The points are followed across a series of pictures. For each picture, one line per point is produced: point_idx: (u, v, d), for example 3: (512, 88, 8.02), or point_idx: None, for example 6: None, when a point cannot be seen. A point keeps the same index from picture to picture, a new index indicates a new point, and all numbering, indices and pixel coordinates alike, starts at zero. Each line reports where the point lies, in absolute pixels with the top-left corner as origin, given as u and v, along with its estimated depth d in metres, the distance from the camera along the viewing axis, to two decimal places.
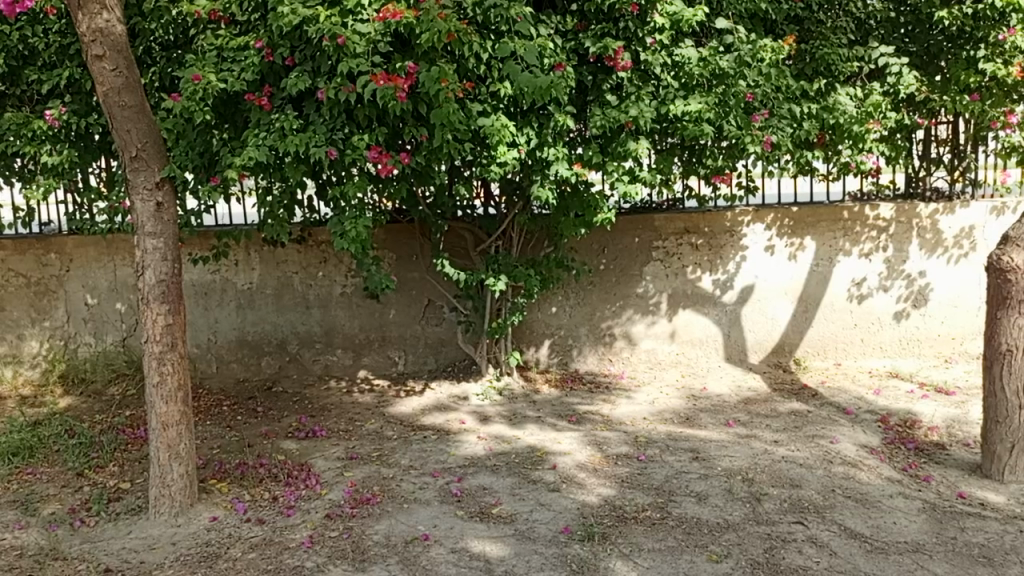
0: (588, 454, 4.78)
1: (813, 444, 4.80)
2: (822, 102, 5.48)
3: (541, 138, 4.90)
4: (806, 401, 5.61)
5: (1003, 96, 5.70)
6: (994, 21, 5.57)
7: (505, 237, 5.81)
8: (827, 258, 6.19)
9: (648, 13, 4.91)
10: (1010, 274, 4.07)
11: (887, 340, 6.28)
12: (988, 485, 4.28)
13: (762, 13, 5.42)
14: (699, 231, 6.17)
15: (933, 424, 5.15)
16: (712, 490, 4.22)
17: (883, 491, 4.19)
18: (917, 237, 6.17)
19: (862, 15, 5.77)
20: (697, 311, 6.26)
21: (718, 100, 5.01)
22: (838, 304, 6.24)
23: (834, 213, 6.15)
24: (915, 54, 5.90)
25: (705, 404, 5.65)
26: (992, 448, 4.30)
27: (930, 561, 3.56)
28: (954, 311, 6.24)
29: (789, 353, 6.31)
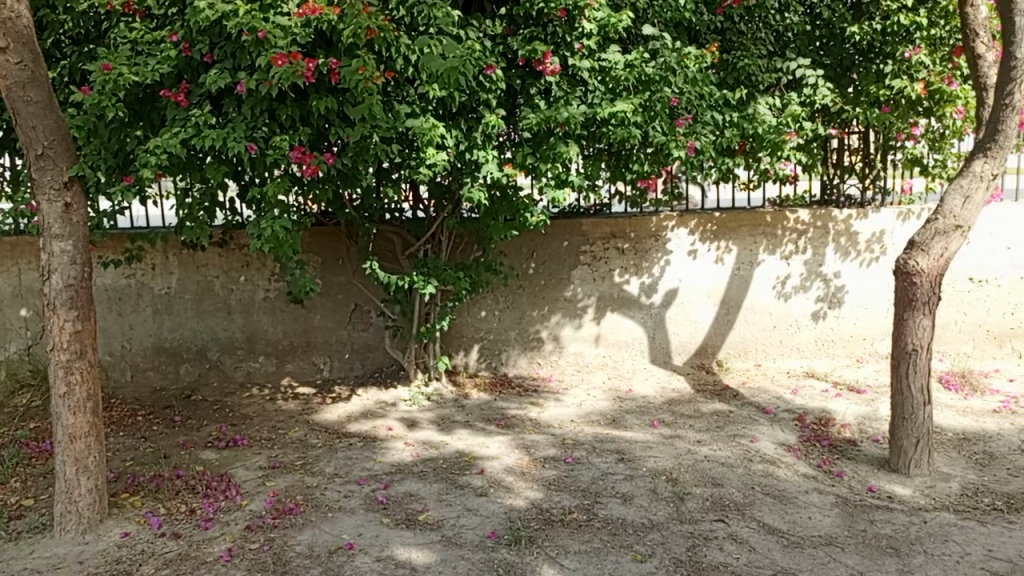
0: (516, 458, 4.78)
1: (734, 443, 4.92)
2: (742, 111, 5.63)
3: (471, 141, 4.92)
4: (727, 402, 5.76)
5: (908, 110, 5.92)
6: (901, 38, 5.83)
7: (433, 240, 5.78)
8: (747, 262, 6.37)
9: (576, 20, 4.92)
10: (915, 277, 4.25)
11: (804, 342, 6.50)
12: (896, 479, 4.47)
13: (687, 22, 5.56)
14: (625, 235, 6.27)
15: (846, 421, 5.36)
16: (638, 491, 4.29)
17: (800, 487, 4.33)
18: (833, 242, 6.40)
19: (780, 28, 5.97)
20: (623, 314, 6.36)
21: (643, 105, 5.09)
22: (759, 305, 6.43)
23: (755, 217, 6.33)
24: (830, 67, 6.11)
25: (631, 405, 5.74)
26: (899, 444, 4.49)
27: (842, 553, 3.68)
28: (866, 313, 6.50)
29: (712, 354, 6.47)
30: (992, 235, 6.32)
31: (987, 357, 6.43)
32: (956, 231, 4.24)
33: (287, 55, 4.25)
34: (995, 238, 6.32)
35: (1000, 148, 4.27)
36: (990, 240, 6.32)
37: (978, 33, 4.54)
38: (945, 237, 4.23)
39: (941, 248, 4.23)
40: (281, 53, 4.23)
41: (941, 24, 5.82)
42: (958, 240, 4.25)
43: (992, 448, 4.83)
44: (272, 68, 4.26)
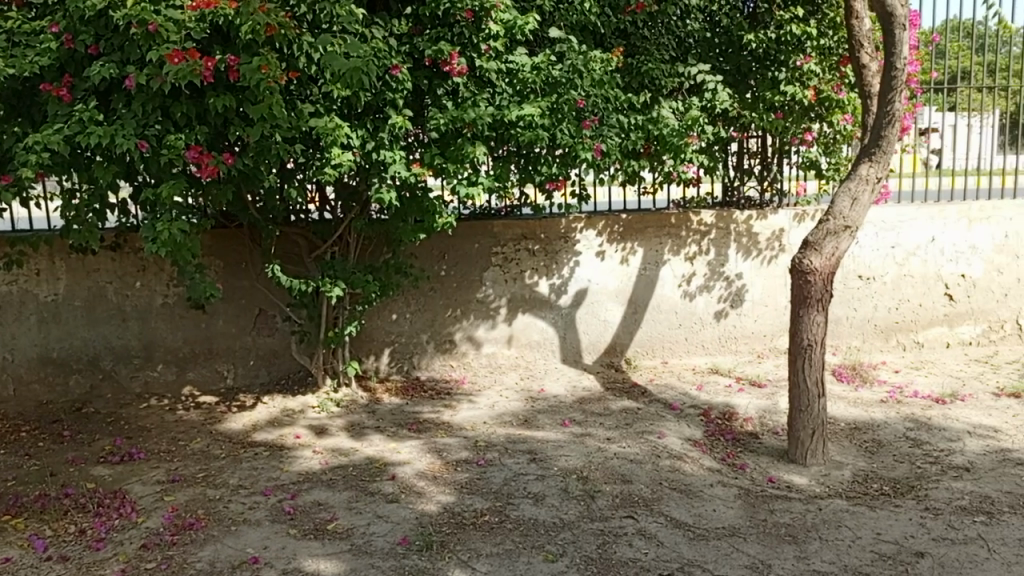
0: (428, 462, 4.73)
1: (642, 440, 5.02)
2: (647, 114, 5.77)
3: (378, 141, 4.84)
4: (636, 399, 5.87)
5: (801, 116, 6.21)
6: (794, 47, 6.09)
7: (341, 242, 5.66)
8: (653, 262, 6.52)
9: (482, 21, 4.91)
10: (809, 276, 4.44)
11: (708, 339, 6.71)
12: (794, 469, 4.66)
13: (592, 26, 5.66)
14: (536, 237, 6.32)
15: (748, 415, 5.56)
16: (549, 490, 4.32)
17: (705, 481, 4.46)
18: (734, 243, 6.61)
19: (681, 34, 6.13)
20: (535, 315, 6.41)
21: (551, 108, 5.14)
22: (665, 304, 6.59)
23: (661, 219, 6.49)
24: (728, 73, 6.26)
25: (543, 405, 5.78)
26: (797, 435, 4.69)
27: (744, 542, 3.79)
28: (767, 311, 6.75)
29: (621, 353, 6.59)
30: (878, 235, 6.69)
31: (876, 350, 6.83)
32: (845, 231, 4.46)
33: (184, 53, 4.11)
34: (882, 238, 6.70)
35: (884, 154, 4.50)
36: (876, 240, 6.70)
37: (863, 44, 4.79)
38: (835, 238, 4.44)
39: (832, 248, 4.44)
40: (178, 52, 4.08)
41: (830, 34, 6.15)
42: (848, 240, 4.47)
43: (881, 437, 5.09)
44: (166, 65, 4.09)
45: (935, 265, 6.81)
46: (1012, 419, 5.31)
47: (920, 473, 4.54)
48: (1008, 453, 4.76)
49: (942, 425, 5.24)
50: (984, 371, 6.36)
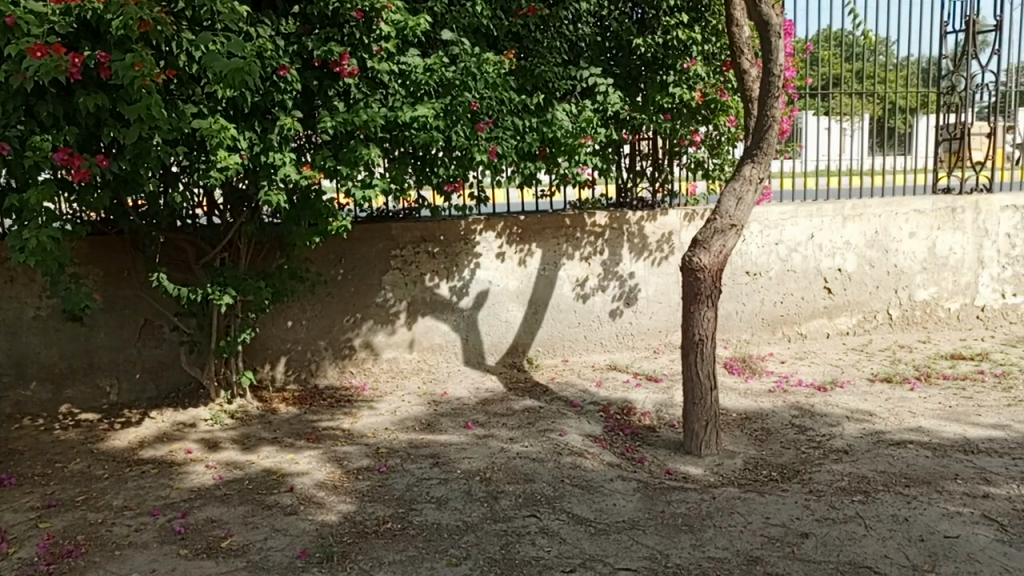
0: (327, 472, 4.62)
1: (544, 438, 5.08)
2: (541, 116, 5.84)
3: (266, 143, 4.69)
4: (538, 398, 5.93)
5: (689, 118, 6.41)
6: (680, 52, 6.30)
7: (231, 248, 5.45)
8: (552, 263, 6.60)
9: (373, 21, 4.83)
10: (699, 273, 4.61)
11: (606, 336, 6.84)
12: (689, 460, 4.82)
13: (484, 28, 5.68)
14: (435, 239, 6.29)
15: (646, 409, 5.71)
16: (452, 494, 4.30)
17: (605, 476, 4.55)
18: (627, 243, 6.77)
19: (573, 37, 6.22)
20: (435, 318, 6.37)
21: (445, 109, 5.13)
22: (564, 304, 6.68)
23: (557, 220, 6.58)
24: (619, 76, 6.39)
25: (446, 408, 5.74)
26: (692, 427, 4.85)
27: (643, 535, 3.87)
28: (661, 308, 6.95)
29: (522, 353, 6.64)
30: (762, 233, 7.02)
31: (763, 343, 7.16)
32: (731, 229, 4.64)
33: (47, 47, 3.81)
34: (766, 236, 7.04)
35: (765, 156, 4.71)
36: (761, 238, 7.03)
37: (744, 50, 4.98)
38: (722, 236, 4.62)
39: (719, 245, 4.61)
40: (39, 46, 3.78)
41: (713, 41, 6.39)
42: (734, 238, 4.66)
43: (769, 425, 5.34)
44: (26, 60, 3.78)
45: (814, 261, 7.20)
46: (886, 403, 5.67)
47: (804, 458, 4.78)
48: (881, 434, 5.07)
49: (823, 412, 5.54)
50: (860, 359, 6.77)
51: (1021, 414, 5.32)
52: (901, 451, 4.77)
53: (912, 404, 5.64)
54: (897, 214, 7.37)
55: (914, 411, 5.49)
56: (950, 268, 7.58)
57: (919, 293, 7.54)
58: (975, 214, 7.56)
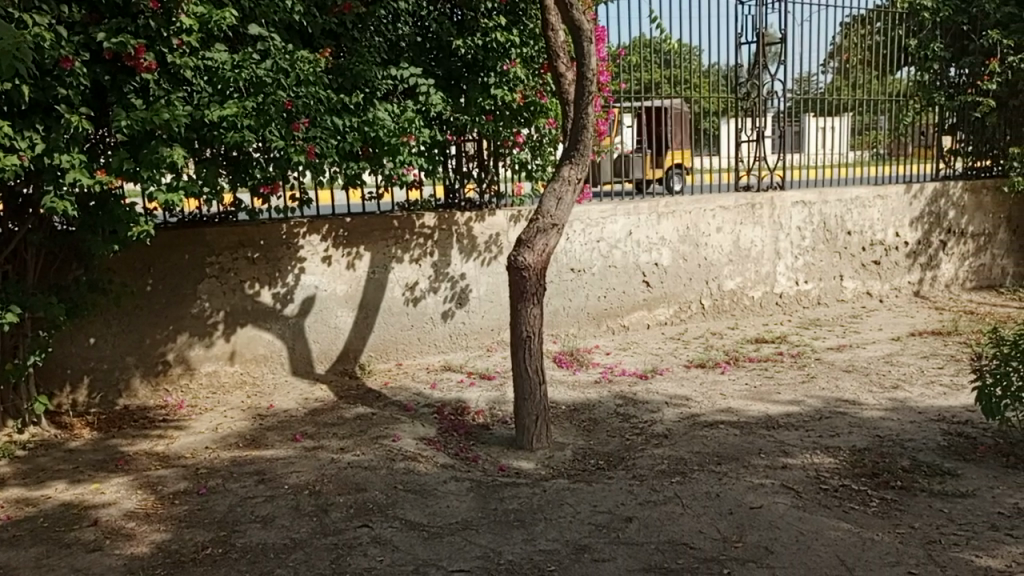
0: (138, 500, 4.25)
1: (377, 445, 4.97)
2: (362, 115, 5.72)
3: (50, 142, 4.24)
4: (370, 404, 5.79)
5: (511, 119, 6.55)
6: (500, 54, 6.36)
7: (15, 260, 4.88)
8: (381, 265, 6.47)
9: (173, 13, 4.57)
10: (524, 271, 4.69)
11: (439, 338, 6.82)
12: (522, 455, 4.90)
13: (297, 25, 5.48)
14: (254, 244, 5.98)
15: (479, 408, 5.75)
16: (279, 511, 4.10)
17: (438, 479, 4.52)
18: (456, 243, 6.79)
19: (393, 37, 6.14)
20: (258, 327, 6.06)
21: (256, 109, 4.92)
22: (395, 307, 6.58)
23: (385, 222, 6.46)
24: (440, 77, 6.37)
25: (273, 421, 5.47)
26: (523, 422, 4.93)
27: (476, 534, 3.88)
28: (493, 307, 7.04)
29: (354, 359, 6.47)
30: (584, 231, 7.30)
31: (589, 336, 7.45)
32: (553, 229, 4.76)
33: None
34: (588, 233, 7.33)
35: (582, 157, 4.84)
36: (584, 235, 7.31)
37: (559, 54, 5.12)
38: (544, 235, 4.73)
39: (542, 244, 4.73)
40: None
41: (531, 44, 6.52)
42: (556, 236, 4.78)
43: (596, 415, 5.55)
44: None
45: (633, 257, 7.59)
46: (700, 387, 6.08)
47: (629, 444, 5.01)
48: (697, 417, 5.42)
49: (645, 399, 5.85)
50: (677, 347, 7.21)
51: (813, 390, 5.89)
52: (713, 431, 5.12)
53: (722, 387, 6.08)
54: (705, 211, 7.94)
55: (724, 393, 5.92)
56: (752, 260, 8.26)
57: (726, 283, 8.16)
58: (771, 210, 8.29)
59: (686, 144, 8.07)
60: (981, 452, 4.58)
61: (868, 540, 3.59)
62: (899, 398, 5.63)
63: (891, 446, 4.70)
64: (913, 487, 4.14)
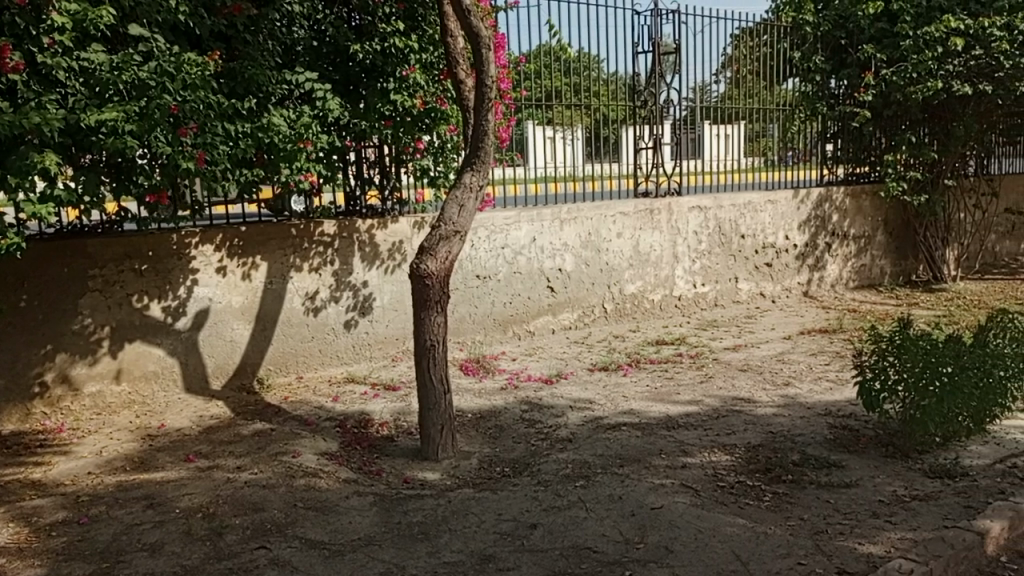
0: (11, 534, 3.94)
1: (276, 462, 4.80)
2: (255, 121, 5.54)
3: None
4: (269, 420, 5.59)
5: (412, 126, 6.45)
6: (399, 59, 6.31)
7: None
8: (279, 275, 6.27)
9: (42, 10, 4.40)
10: (427, 279, 4.64)
11: (342, 348, 6.66)
12: (427, 465, 4.84)
13: (183, 26, 5.26)
14: (141, 255, 5.70)
15: (384, 419, 5.64)
16: (168, 537, 3.89)
17: (340, 494, 4.40)
18: (358, 251, 6.65)
19: (287, 41, 5.97)
20: (147, 343, 5.75)
21: (138, 113, 4.66)
22: (295, 318, 6.38)
23: (282, 231, 6.27)
24: (338, 82, 6.28)
25: (164, 441, 5.19)
26: (429, 432, 4.86)
27: (379, 550, 3.79)
28: (397, 316, 6.94)
29: (252, 373, 6.23)
30: (489, 238, 7.31)
31: (495, 342, 7.44)
32: (455, 236, 4.70)
33: None
34: (492, 240, 7.33)
35: (483, 164, 4.81)
36: (488, 242, 7.31)
37: (459, 60, 5.07)
38: (446, 242, 4.67)
39: (445, 252, 4.67)
40: None
41: (430, 50, 6.46)
42: (458, 244, 4.73)
43: (502, 422, 5.54)
44: None
45: (538, 263, 7.65)
46: (603, 390, 6.18)
47: (534, 450, 5.02)
48: (600, 420, 5.50)
49: (549, 404, 5.89)
50: (581, 351, 7.31)
51: (711, 389, 6.08)
52: (616, 433, 5.21)
53: (625, 389, 6.20)
54: (606, 217, 8.10)
55: (627, 395, 6.04)
56: (652, 264, 8.48)
57: (627, 287, 8.34)
58: (669, 216, 8.53)
59: (591, 150, 8.20)
60: (863, 443, 4.84)
61: (761, 534, 3.72)
62: (790, 395, 5.88)
63: (783, 442, 4.90)
64: (802, 481, 4.32)
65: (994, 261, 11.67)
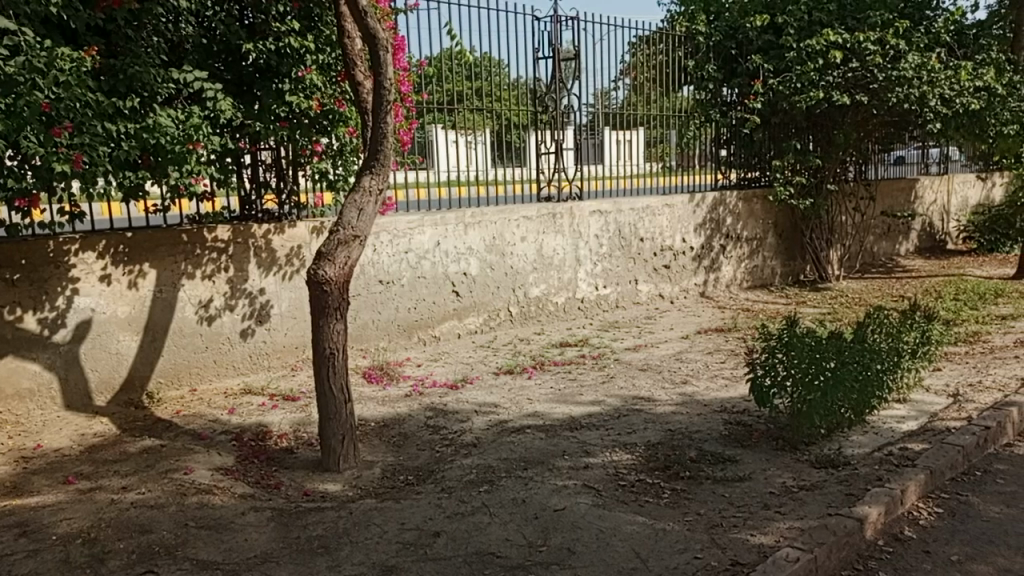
0: None
1: (166, 480, 4.56)
2: (140, 121, 5.29)
3: None
4: (158, 436, 5.31)
5: (309, 128, 6.30)
6: (294, 59, 6.15)
7: None
8: (169, 283, 5.98)
9: None
10: (325, 285, 4.51)
11: (238, 358, 6.42)
12: (328, 477, 4.71)
13: (56, 19, 4.97)
14: (13, 263, 5.33)
15: (283, 431, 5.47)
16: (44, 566, 3.63)
17: (235, 511, 4.23)
18: (254, 258, 6.43)
19: (173, 38, 5.73)
20: (21, 357, 5.38)
21: (5, 111, 4.40)
22: (187, 328, 6.10)
23: (172, 236, 5.98)
24: (230, 82, 6.08)
25: (41, 463, 4.84)
26: (329, 443, 4.73)
27: (276, 567, 3.66)
28: (296, 323, 6.75)
29: (140, 387, 5.91)
30: (391, 242, 7.20)
31: (399, 348, 7.34)
32: (354, 241, 4.59)
33: None
34: (395, 244, 7.23)
35: (382, 167, 4.71)
36: (391, 246, 7.21)
37: (357, 62, 4.94)
38: (345, 247, 4.56)
39: (344, 258, 4.55)
40: None
41: (327, 51, 6.37)
42: (357, 249, 4.62)
43: (405, 429, 5.46)
44: None
45: (442, 267, 7.60)
46: (508, 393, 6.20)
47: (438, 457, 4.98)
48: (505, 424, 5.51)
49: (454, 409, 5.85)
50: (486, 355, 7.32)
51: (612, 389, 6.20)
52: (520, 437, 5.23)
53: (530, 392, 6.24)
54: (510, 221, 8.14)
55: (531, 398, 6.08)
56: (555, 267, 8.58)
57: (532, 290, 8.41)
58: (571, 219, 8.66)
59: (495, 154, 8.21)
60: (755, 438, 5.04)
61: (660, 531, 3.81)
62: (687, 393, 6.07)
63: (681, 439, 5.04)
64: (699, 476, 4.46)
65: (872, 261, 12.43)
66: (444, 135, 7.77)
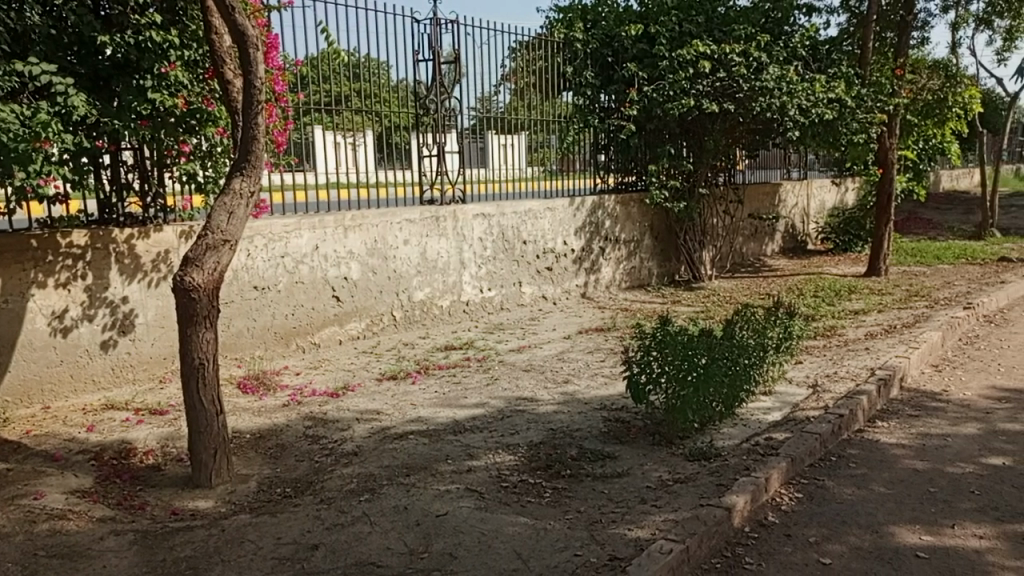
0: None
1: (13, 507, 4.18)
2: None
3: None
4: (5, 459, 4.87)
5: (174, 127, 5.98)
6: (156, 54, 5.84)
7: None
8: (17, 292, 5.52)
9: None
10: (193, 292, 4.27)
11: (99, 371, 6.00)
12: (199, 494, 4.47)
13: None
14: None
15: (149, 447, 5.15)
16: None
17: (93, 536, 3.94)
18: (116, 264, 6.03)
19: (16, 27, 5.20)
20: None
21: None
22: (38, 341, 5.64)
23: (20, 242, 5.53)
24: (84, 77, 5.66)
25: None
26: (200, 458, 4.49)
27: None
28: (164, 332, 6.38)
29: None
30: (267, 246, 6.94)
31: (277, 357, 7.08)
32: (224, 245, 4.38)
33: None
34: (271, 248, 6.98)
35: (254, 169, 4.51)
36: (267, 251, 6.95)
37: (225, 60, 4.72)
38: (215, 252, 4.33)
39: (212, 263, 4.32)
40: None
41: (193, 47, 6.09)
42: (228, 254, 4.40)
43: (283, 440, 5.27)
44: None
45: (321, 272, 7.40)
46: (391, 399, 6.10)
47: (317, 467, 4.83)
48: (387, 430, 5.42)
49: (334, 418, 5.70)
50: (369, 360, 7.18)
51: (496, 391, 6.23)
52: (403, 443, 5.15)
53: (413, 397, 6.16)
54: (392, 224, 8.03)
55: (414, 403, 6.01)
56: (439, 270, 8.54)
57: (416, 293, 8.33)
58: (454, 223, 8.65)
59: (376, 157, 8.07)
60: (633, 434, 5.19)
61: (541, 530, 3.84)
62: (569, 392, 6.18)
63: (562, 438, 5.12)
64: (579, 474, 4.54)
65: (741, 261, 13.12)
66: (324, 136, 7.55)
